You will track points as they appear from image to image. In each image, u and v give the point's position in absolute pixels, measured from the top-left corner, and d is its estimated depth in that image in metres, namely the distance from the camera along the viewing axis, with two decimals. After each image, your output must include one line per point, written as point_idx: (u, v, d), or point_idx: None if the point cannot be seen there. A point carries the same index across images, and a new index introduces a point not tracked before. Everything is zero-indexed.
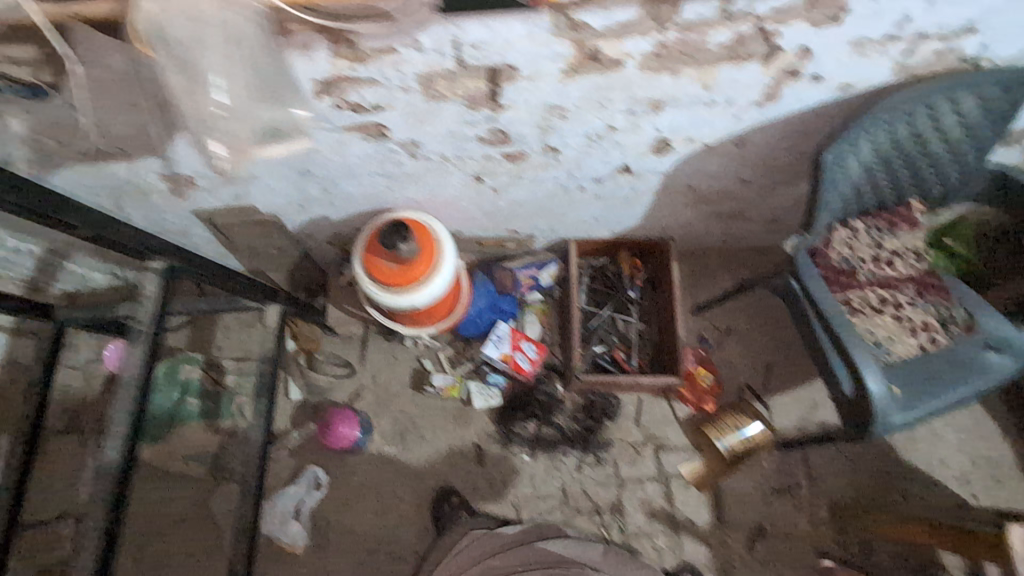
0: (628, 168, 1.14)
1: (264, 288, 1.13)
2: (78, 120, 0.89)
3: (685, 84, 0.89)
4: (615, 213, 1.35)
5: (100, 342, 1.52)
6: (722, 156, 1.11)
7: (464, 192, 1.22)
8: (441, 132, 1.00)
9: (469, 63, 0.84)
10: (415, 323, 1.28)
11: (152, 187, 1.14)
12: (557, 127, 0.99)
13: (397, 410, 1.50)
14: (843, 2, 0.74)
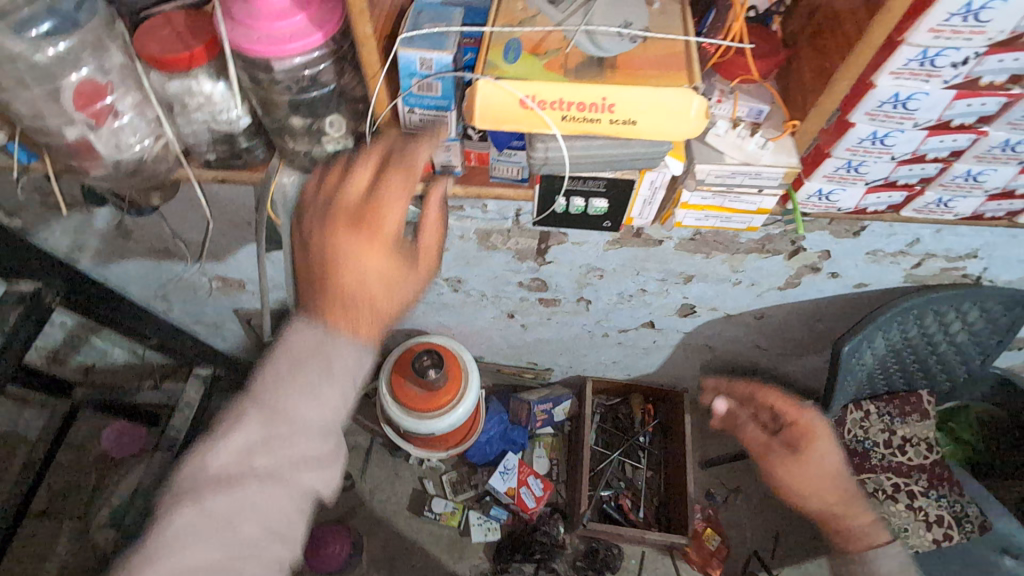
0: (652, 323, 1.21)
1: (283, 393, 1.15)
2: (156, 229, 0.96)
3: (715, 265, 0.97)
4: (635, 360, 1.39)
5: (103, 421, 1.49)
6: (741, 324, 1.18)
7: (493, 324, 1.28)
8: (486, 274, 1.08)
9: (525, 225, 0.93)
10: (427, 446, 1.26)
11: (201, 285, 1.14)
12: (593, 283, 1.07)
13: (390, 532, 1.44)
14: (861, 222, 0.84)
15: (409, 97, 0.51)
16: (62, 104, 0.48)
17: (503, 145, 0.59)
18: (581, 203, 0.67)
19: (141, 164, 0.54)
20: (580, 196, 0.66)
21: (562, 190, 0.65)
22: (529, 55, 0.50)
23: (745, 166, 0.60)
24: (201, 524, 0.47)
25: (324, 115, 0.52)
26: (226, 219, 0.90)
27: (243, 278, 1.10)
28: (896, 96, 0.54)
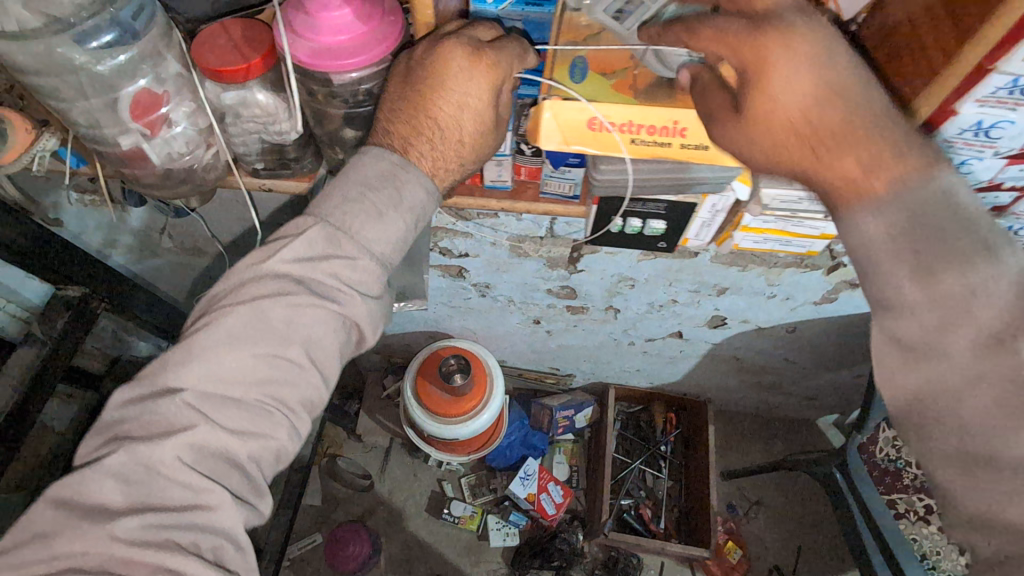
0: (681, 333, 1.19)
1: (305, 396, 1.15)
2: (189, 229, 0.96)
3: (751, 278, 0.95)
4: (659, 369, 1.38)
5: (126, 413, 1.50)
6: (772, 337, 1.16)
7: (519, 330, 1.27)
8: (515, 280, 1.07)
9: (559, 233, 0.91)
10: (449, 449, 1.25)
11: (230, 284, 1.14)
12: (624, 293, 1.06)
13: (409, 534, 1.44)
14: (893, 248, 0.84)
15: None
16: (118, 114, 0.48)
17: (560, 164, 0.58)
18: (639, 223, 0.69)
19: (190, 172, 0.54)
20: (639, 217, 0.68)
21: (620, 214, 0.67)
22: (597, 74, 0.51)
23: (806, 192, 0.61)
24: (249, 329, 0.49)
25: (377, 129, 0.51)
26: (260, 220, 0.89)
27: None
28: (980, 123, 0.52)
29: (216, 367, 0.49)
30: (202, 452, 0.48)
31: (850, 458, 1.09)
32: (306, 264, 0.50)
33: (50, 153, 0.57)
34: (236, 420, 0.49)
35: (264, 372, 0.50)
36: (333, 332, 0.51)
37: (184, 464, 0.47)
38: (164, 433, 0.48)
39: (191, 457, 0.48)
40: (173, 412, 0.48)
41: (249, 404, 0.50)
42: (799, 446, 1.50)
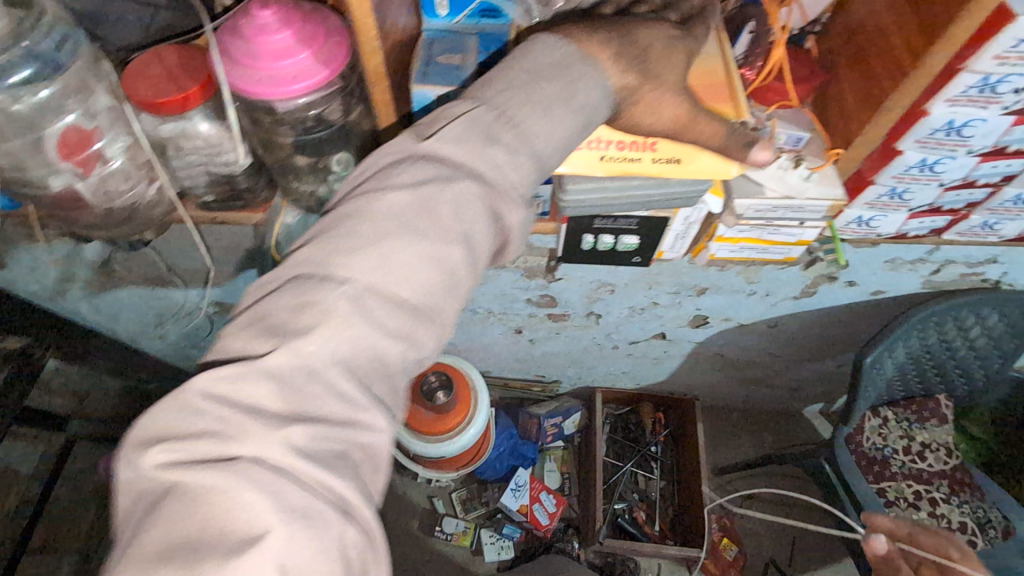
0: (664, 335, 1.18)
1: None
2: (149, 261, 0.91)
3: (730, 276, 0.94)
4: (644, 371, 1.36)
5: (98, 450, 1.45)
6: (754, 333, 1.15)
7: (501, 340, 1.25)
8: (494, 292, 1.05)
9: (534, 243, 0.90)
10: (435, 466, 1.22)
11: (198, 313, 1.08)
12: (605, 298, 1.05)
13: (401, 554, 1.41)
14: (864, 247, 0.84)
15: None
16: (45, 153, 0.47)
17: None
18: (611, 239, 0.66)
19: (133, 211, 0.52)
20: (610, 233, 0.65)
21: (592, 228, 0.63)
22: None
23: (783, 201, 0.58)
24: (415, 212, 0.43)
25: (330, 153, 0.49)
26: (223, 245, 0.85)
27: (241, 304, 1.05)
28: (951, 122, 0.51)
29: (373, 256, 0.42)
30: (329, 440, 0.39)
31: (839, 452, 1.07)
32: (518, 83, 0.45)
33: None
34: (339, 397, 0.40)
35: (400, 319, 0.42)
36: (482, 240, 0.44)
37: (296, 451, 0.37)
38: (212, 432, 0.38)
39: (350, 358, 0.41)
40: (292, 297, 0.42)
41: (359, 368, 0.41)
42: (787, 437, 1.50)
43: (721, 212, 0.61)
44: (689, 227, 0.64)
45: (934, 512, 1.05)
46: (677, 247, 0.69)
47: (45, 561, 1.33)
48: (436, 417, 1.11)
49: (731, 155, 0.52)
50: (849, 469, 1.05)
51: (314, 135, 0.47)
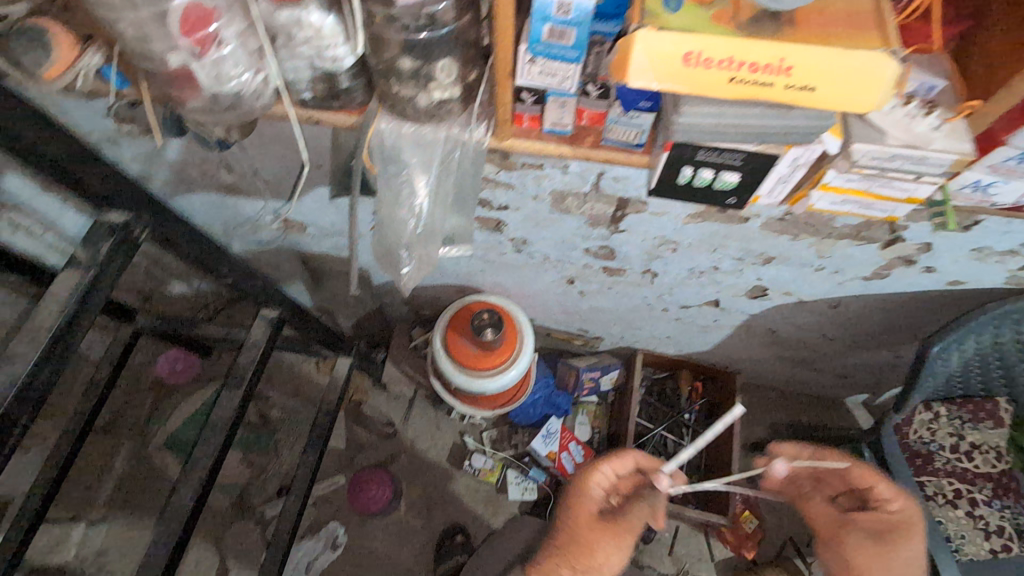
0: (718, 302, 1.16)
1: (317, 326, 1.18)
2: (226, 168, 0.93)
3: (801, 247, 0.92)
4: (690, 338, 1.35)
5: (161, 347, 1.55)
6: (813, 312, 1.12)
7: (551, 288, 1.25)
8: (555, 237, 1.05)
9: (605, 190, 0.88)
10: (473, 402, 1.25)
11: (265, 226, 1.12)
12: (665, 256, 1.03)
13: (429, 481, 1.48)
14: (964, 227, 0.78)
15: (536, 44, 0.45)
16: (165, 30, 0.48)
17: (632, 107, 0.53)
18: (710, 175, 0.62)
19: (238, 99, 0.53)
20: (711, 168, 0.60)
21: (694, 159, 0.59)
22: (694, 9, 0.46)
23: (918, 150, 0.55)
24: None
25: (436, 59, 0.48)
26: (300, 159, 0.86)
27: (308, 221, 1.09)
28: None
29: None
30: None
31: (884, 440, 1.05)
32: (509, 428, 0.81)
33: (94, 70, 0.60)
34: None
35: None
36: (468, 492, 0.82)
37: None
38: None
39: None
40: None
41: None
42: (824, 422, 1.48)
43: (837, 155, 0.58)
44: (793, 171, 0.61)
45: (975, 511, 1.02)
46: (773, 190, 0.66)
47: (109, 440, 1.45)
48: (477, 356, 1.13)
49: (877, 84, 0.46)
50: (893, 456, 1.03)
51: (428, 35, 0.46)
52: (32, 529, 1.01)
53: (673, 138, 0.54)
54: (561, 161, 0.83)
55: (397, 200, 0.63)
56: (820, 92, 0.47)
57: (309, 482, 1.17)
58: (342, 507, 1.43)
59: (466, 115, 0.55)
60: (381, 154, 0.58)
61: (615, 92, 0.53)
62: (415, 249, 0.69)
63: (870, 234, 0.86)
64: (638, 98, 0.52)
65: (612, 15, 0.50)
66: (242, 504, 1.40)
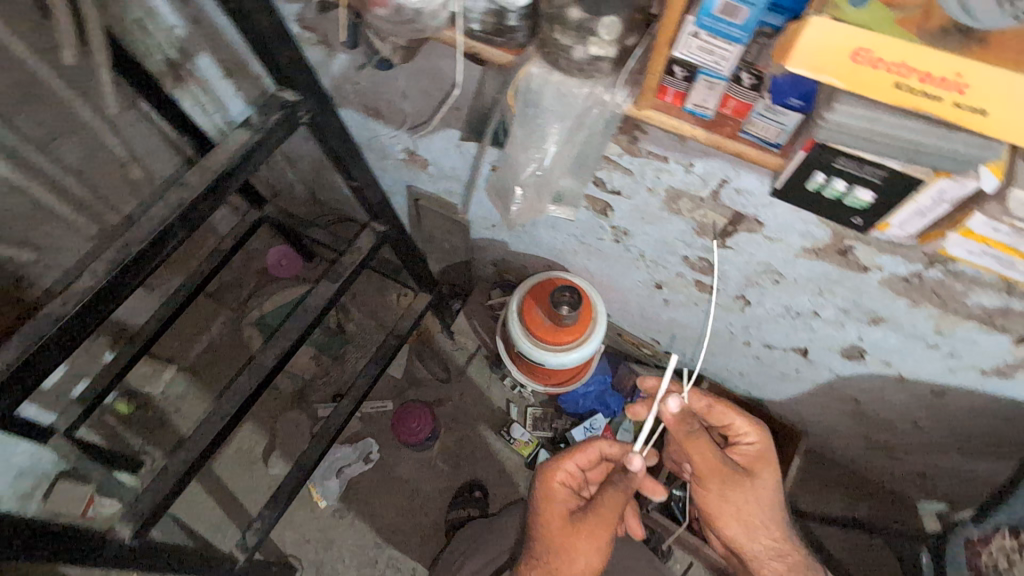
0: (805, 352, 1.10)
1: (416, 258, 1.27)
2: (378, 90, 1.01)
3: (918, 317, 0.85)
4: (763, 382, 1.30)
5: (274, 240, 1.73)
6: (910, 394, 1.03)
7: (637, 288, 1.25)
8: (656, 236, 1.04)
9: (722, 200, 0.87)
10: (528, 372, 1.29)
11: (394, 154, 1.21)
12: (764, 287, 1.00)
13: (466, 434, 1.55)
14: None
15: (706, 16, 0.47)
16: None
17: (779, 104, 0.53)
18: (843, 187, 0.60)
19: (418, 15, 0.55)
20: (846, 180, 0.58)
21: (830, 168, 0.57)
22: (877, 10, 0.44)
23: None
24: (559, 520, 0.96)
25: (603, 14, 0.49)
26: (444, 97, 0.93)
27: (431, 160, 1.17)
28: None
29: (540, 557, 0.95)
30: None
31: None
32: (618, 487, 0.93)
33: None
34: None
35: None
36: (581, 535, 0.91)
37: None
38: None
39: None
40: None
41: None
42: (885, 517, 1.36)
43: (986, 199, 0.55)
44: (934, 209, 0.59)
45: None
46: (911, 227, 0.64)
47: (213, 305, 1.65)
48: (546, 329, 1.16)
49: None
50: None
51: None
52: (139, 352, 1.18)
53: (819, 139, 0.53)
54: (687, 157, 0.82)
55: (527, 142, 0.69)
56: (995, 116, 0.44)
57: (362, 394, 1.25)
58: (383, 429, 1.53)
59: (612, 78, 0.56)
60: (526, 95, 0.62)
61: (767, 85, 0.54)
62: (528, 189, 0.77)
63: (1005, 323, 0.78)
64: (787, 94, 0.52)
65: (780, 7, 0.52)
66: (301, 395, 1.54)
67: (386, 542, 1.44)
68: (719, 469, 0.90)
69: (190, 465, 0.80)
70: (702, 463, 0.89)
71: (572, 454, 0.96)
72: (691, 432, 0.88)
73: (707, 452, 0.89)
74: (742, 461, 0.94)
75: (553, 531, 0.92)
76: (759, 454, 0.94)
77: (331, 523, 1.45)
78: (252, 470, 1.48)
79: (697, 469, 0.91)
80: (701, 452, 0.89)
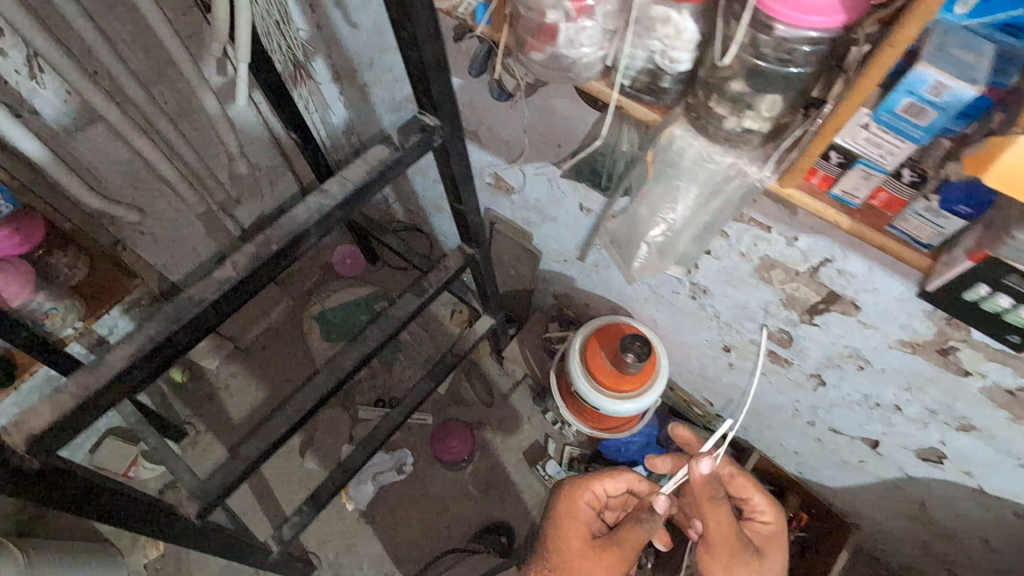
0: (875, 444, 1.06)
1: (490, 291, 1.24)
2: (485, 118, 1.04)
3: (1014, 432, 0.81)
4: (817, 464, 1.25)
5: (344, 239, 1.78)
6: (986, 510, 0.98)
7: (702, 347, 1.23)
8: (737, 300, 1.03)
9: (820, 278, 0.85)
10: (577, 411, 1.28)
11: (483, 178, 1.24)
12: (845, 371, 0.97)
13: (500, 461, 1.53)
14: None
15: (885, 112, 0.48)
16: None
17: (948, 209, 0.52)
18: (1007, 304, 0.54)
19: (574, 64, 0.57)
20: (1011, 298, 0.53)
21: (996, 283, 0.52)
22: None
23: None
24: None
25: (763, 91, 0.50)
26: (552, 134, 0.95)
27: (520, 189, 1.19)
28: None
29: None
30: None
31: None
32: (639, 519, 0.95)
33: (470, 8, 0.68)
34: None
35: None
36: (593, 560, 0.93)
37: None
38: None
39: None
40: None
41: None
42: None
43: None
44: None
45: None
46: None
47: (278, 291, 1.70)
48: (607, 373, 1.15)
49: None
50: None
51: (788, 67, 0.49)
52: None
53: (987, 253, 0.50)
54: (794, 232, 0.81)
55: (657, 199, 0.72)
56: None
57: (413, 406, 1.25)
58: (419, 441, 1.54)
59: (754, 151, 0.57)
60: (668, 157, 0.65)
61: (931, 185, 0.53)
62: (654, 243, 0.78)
63: None
64: (958, 200, 0.51)
65: (959, 117, 0.50)
66: (347, 394, 1.56)
67: (403, 557, 1.43)
68: (732, 539, 0.90)
69: (263, 453, 0.82)
70: (717, 530, 0.89)
71: (601, 479, 1.00)
72: (715, 497, 0.89)
73: (720, 514, 0.89)
74: (755, 539, 0.97)
75: (571, 551, 0.93)
76: (774, 536, 0.97)
77: (355, 527, 1.45)
78: (288, 459, 1.50)
79: (708, 534, 0.90)
80: (722, 519, 0.89)
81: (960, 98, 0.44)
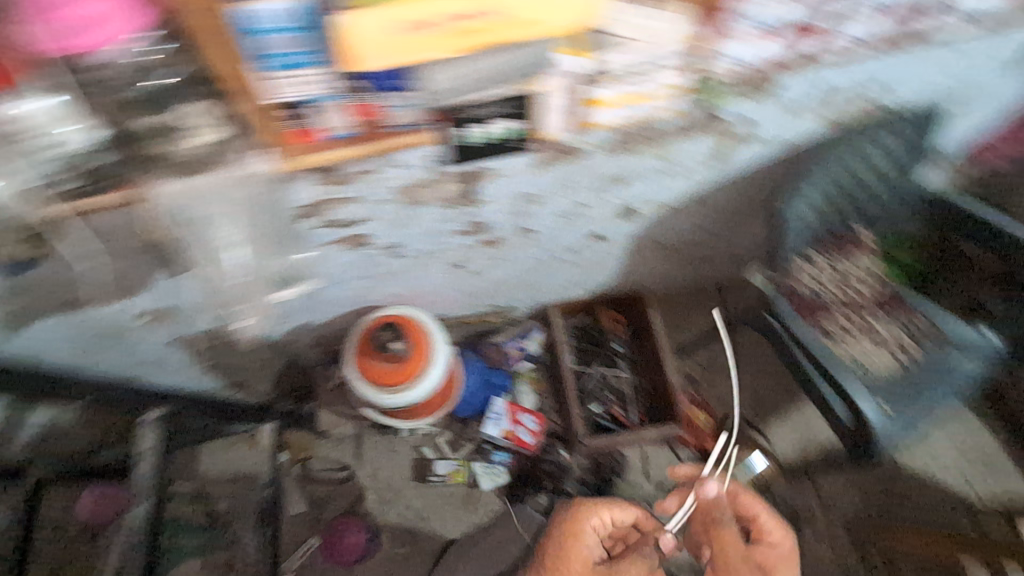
0: (599, 235, 1.19)
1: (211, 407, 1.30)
2: (37, 302, 0.91)
3: (644, 160, 0.95)
4: (589, 276, 1.40)
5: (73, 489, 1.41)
6: (685, 212, 1.18)
7: (445, 280, 1.24)
8: (422, 232, 1.02)
9: (445, 170, 0.86)
10: (409, 417, 1.21)
11: (126, 323, 1.03)
12: (533, 211, 1.04)
13: (403, 504, 1.46)
14: (763, 77, 0.83)
15: (268, 56, 0.61)
16: None
17: (390, 92, 0.69)
18: (485, 128, 0.79)
19: None
20: (479, 123, 0.77)
21: (462, 121, 0.76)
22: None
23: (648, 50, 0.72)
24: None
25: None
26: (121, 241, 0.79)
27: (168, 304, 1.01)
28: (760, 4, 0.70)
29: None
30: None
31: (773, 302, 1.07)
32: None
33: None
34: None
35: None
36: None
37: None
38: None
39: None
40: None
41: None
42: None
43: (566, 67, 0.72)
44: (577, 95, 0.77)
45: (898, 325, 1.09)
46: (611, 115, 0.83)
47: None
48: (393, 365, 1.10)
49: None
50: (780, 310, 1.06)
51: (164, 77, 0.63)
52: None
53: (442, 104, 0.72)
54: (336, 180, 0.81)
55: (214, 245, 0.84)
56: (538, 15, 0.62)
57: None
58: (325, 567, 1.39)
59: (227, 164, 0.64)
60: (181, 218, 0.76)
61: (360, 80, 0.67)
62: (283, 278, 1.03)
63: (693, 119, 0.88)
64: (390, 82, 0.68)
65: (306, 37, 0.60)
66: None
67: None
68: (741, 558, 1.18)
69: None
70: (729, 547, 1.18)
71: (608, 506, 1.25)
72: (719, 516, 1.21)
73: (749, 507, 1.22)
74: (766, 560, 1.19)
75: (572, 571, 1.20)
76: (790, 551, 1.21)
77: None
78: None
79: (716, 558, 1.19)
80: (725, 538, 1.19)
81: (305, 11, 0.57)
